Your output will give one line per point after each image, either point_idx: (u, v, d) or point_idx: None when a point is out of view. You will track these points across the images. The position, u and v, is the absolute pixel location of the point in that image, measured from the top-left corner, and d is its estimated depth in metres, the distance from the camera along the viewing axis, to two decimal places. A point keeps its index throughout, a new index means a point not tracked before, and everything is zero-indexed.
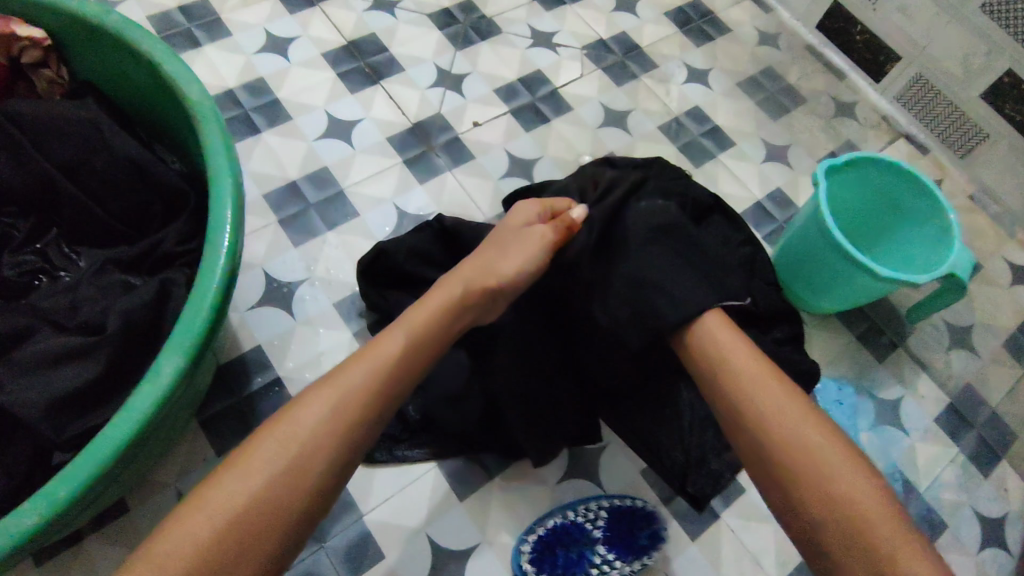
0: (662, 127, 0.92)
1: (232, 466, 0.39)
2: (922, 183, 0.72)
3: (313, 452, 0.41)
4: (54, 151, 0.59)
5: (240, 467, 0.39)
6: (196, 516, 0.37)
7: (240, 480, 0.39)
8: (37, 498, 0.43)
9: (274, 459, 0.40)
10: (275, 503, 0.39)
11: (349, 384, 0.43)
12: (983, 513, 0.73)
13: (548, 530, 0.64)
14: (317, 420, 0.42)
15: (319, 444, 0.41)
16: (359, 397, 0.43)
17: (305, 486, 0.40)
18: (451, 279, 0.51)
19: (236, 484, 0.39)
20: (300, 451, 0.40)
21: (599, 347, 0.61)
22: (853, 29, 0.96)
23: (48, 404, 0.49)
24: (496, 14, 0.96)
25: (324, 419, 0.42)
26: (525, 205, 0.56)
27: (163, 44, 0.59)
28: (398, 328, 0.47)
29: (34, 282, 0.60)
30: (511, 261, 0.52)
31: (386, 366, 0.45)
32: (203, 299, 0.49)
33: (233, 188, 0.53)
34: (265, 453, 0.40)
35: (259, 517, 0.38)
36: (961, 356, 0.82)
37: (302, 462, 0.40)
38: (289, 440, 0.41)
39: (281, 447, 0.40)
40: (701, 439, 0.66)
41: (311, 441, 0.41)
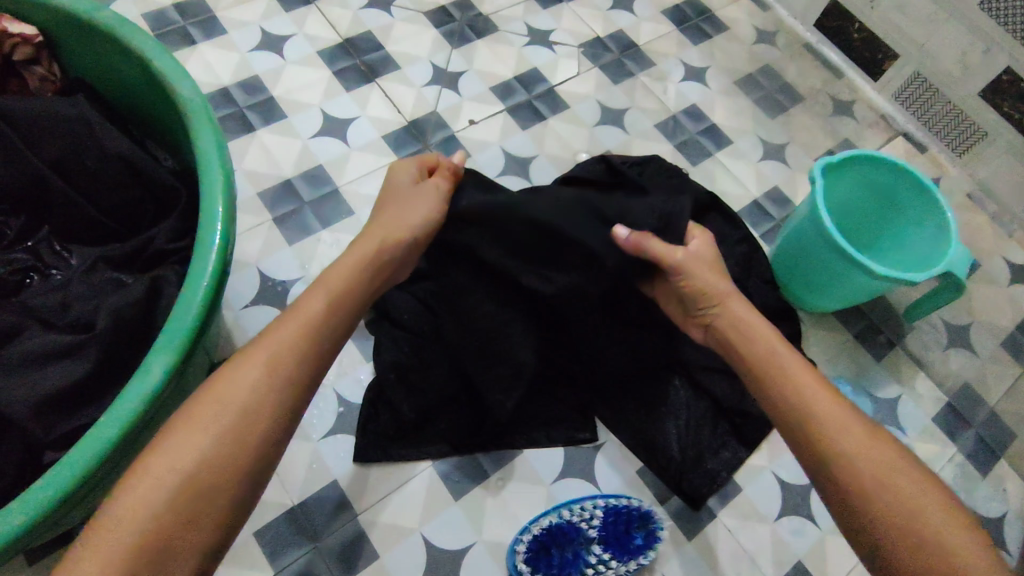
0: (660, 125, 0.91)
1: (174, 432, 0.39)
2: (919, 181, 0.72)
3: (259, 406, 0.41)
4: (44, 149, 0.59)
5: (183, 432, 0.39)
6: (145, 483, 0.37)
7: (184, 447, 0.39)
8: (24, 496, 0.42)
9: (216, 422, 0.40)
10: (226, 461, 0.39)
11: (279, 341, 0.44)
12: (982, 512, 0.73)
13: (543, 530, 0.63)
14: (253, 380, 0.42)
15: (260, 401, 0.41)
16: (294, 354, 0.44)
17: (256, 441, 0.41)
18: (364, 239, 0.51)
19: (181, 449, 0.39)
20: (242, 410, 0.41)
21: (583, 316, 0.60)
22: (851, 26, 0.96)
23: (38, 402, 0.49)
24: (492, 11, 0.96)
25: (259, 379, 0.42)
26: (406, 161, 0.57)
27: (153, 40, 0.58)
28: (317, 289, 0.47)
29: (25, 281, 0.59)
30: (413, 219, 0.53)
31: (313, 322, 0.45)
32: (194, 294, 0.48)
33: (224, 182, 0.52)
34: (205, 416, 0.40)
35: (211, 478, 0.39)
36: (960, 355, 0.82)
37: (243, 421, 0.41)
38: (226, 405, 0.41)
39: (219, 410, 0.40)
40: (685, 421, 0.68)
41: (253, 399, 0.41)
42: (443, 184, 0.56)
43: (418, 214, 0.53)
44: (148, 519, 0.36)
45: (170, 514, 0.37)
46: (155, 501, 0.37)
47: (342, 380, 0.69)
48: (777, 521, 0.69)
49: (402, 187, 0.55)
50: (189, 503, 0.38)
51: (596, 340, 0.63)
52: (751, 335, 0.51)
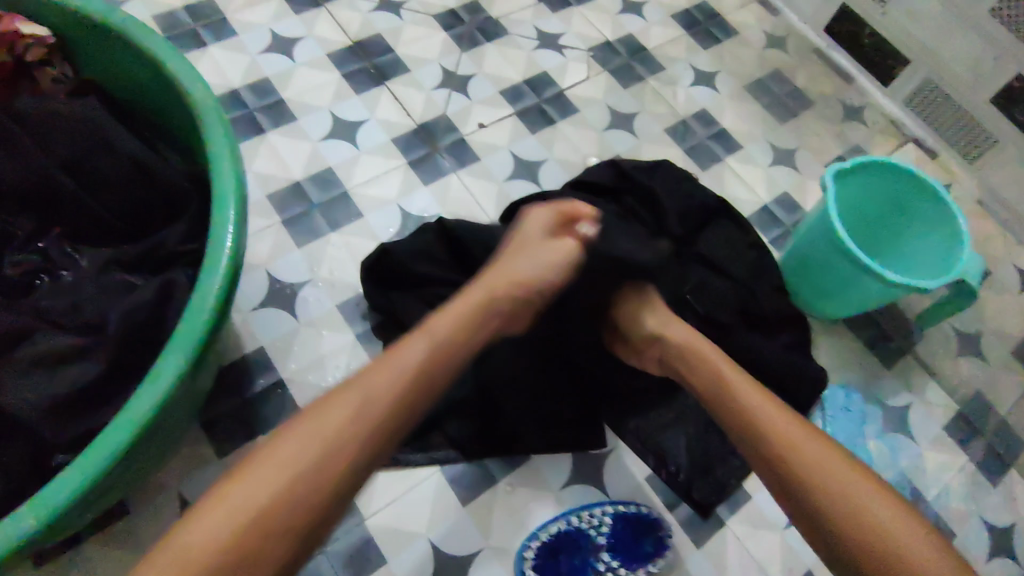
0: (669, 129, 0.91)
1: (266, 450, 0.41)
2: (931, 188, 0.72)
3: (336, 454, 0.41)
4: (55, 148, 0.59)
5: (274, 452, 0.40)
6: (221, 509, 0.38)
7: (262, 478, 0.39)
8: (35, 500, 0.42)
9: (304, 446, 0.41)
10: (297, 500, 0.39)
11: (373, 388, 0.44)
12: (991, 522, 0.73)
13: (552, 536, 0.63)
14: (346, 410, 0.42)
15: (348, 430, 0.42)
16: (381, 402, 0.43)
17: (327, 482, 0.40)
18: (475, 288, 0.53)
19: (269, 467, 0.40)
20: (324, 452, 0.41)
21: (575, 320, 0.63)
22: (862, 31, 0.95)
23: (49, 404, 0.49)
24: (502, 15, 0.96)
25: (345, 422, 0.42)
26: (534, 214, 0.59)
27: (167, 43, 0.59)
28: (419, 336, 0.47)
29: (35, 282, 0.60)
30: (523, 271, 0.54)
31: (413, 365, 0.46)
32: (205, 299, 0.48)
33: (235, 187, 0.52)
34: (296, 442, 0.41)
35: (285, 511, 0.39)
36: (971, 363, 0.81)
37: (322, 463, 0.41)
38: (311, 445, 0.41)
39: (303, 447, 0.41)
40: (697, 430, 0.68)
41: (336, 441, 0.41)
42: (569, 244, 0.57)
43: (528, 268, 0.55)
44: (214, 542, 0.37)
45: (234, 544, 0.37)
46: (233, 514, 0.38)
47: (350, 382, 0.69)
48: (786, 529, 0.68)
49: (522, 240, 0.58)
50: (261, 535, 0.38)
51: (599, 352, 0.67)
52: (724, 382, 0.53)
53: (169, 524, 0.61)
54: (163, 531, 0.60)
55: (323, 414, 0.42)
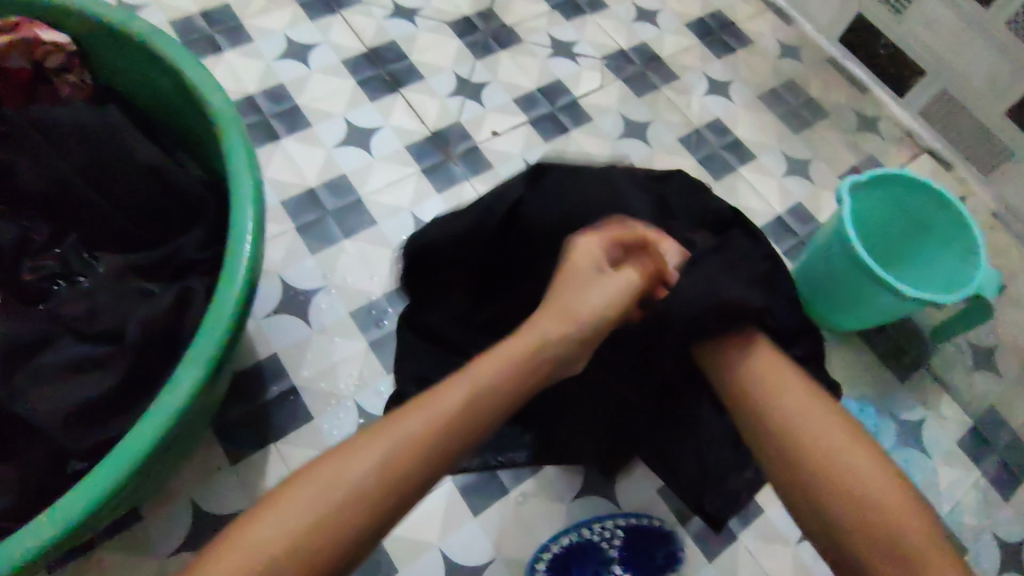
0: (682, 138, 0.91)
1: (267, 507, 0.34)
2: (947, 202, 0.71)
3: (357, 507, 0.34)
4: (74, 156, 0.59)
5: (276, 508, 0.34)
6: (227, 561, 0.32)
7: (275, 526, 0.33)
8: (54, 509, 0.42)
9: (311, 507, 0.34)
10: (311, 555, 0.33)
11: (407, 433, 0.36)
12: (1004, 539, 0.72)
13: (563, 548, 0.64)
14: (366, 465, 0.35)
15: (365, 489, 0.35)
16: (418, 448, 0.36)
17: (346, 540, 0.34)
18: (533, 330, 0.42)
19: (269, 529, 0.33)
20: (347, 501, 0.34)
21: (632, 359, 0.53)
22: (878, 42, 0.95)
23: (68, 413, 0.50)
24: (516, 22, 0.96)
25: (374, 469, 0.35)
26: (586, 241, 0.47)
27: (185, 50, 0.59)
28: (464, 376, 0.39)
29: (52, 287, 0.60)
30: (588, 312, 0.43)
31: (450, 415, 0.37)
32: (224, 308, 0.48)
33: (253, 193, 0.52)
34: (304, 497, 0.34)
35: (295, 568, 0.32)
36: (986, 378, 0.81)
37: (342, 516, 0.34)
38: (333, 491, 0.34)
39: (322, 496, 0.34)
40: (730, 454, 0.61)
41: (360, 488, 0.35)
42: (635, 278, 0.46)
43: (591, 305, 0.44)
44: None
45: None
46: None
47: (362, 389, 0.69)
48: (799, 544, 0.68)
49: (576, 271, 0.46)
50: None
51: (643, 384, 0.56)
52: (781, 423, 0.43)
53: (183, 531, 0.61)
54: (176, 537, 0.60)
55: (347, 461, 0.35)
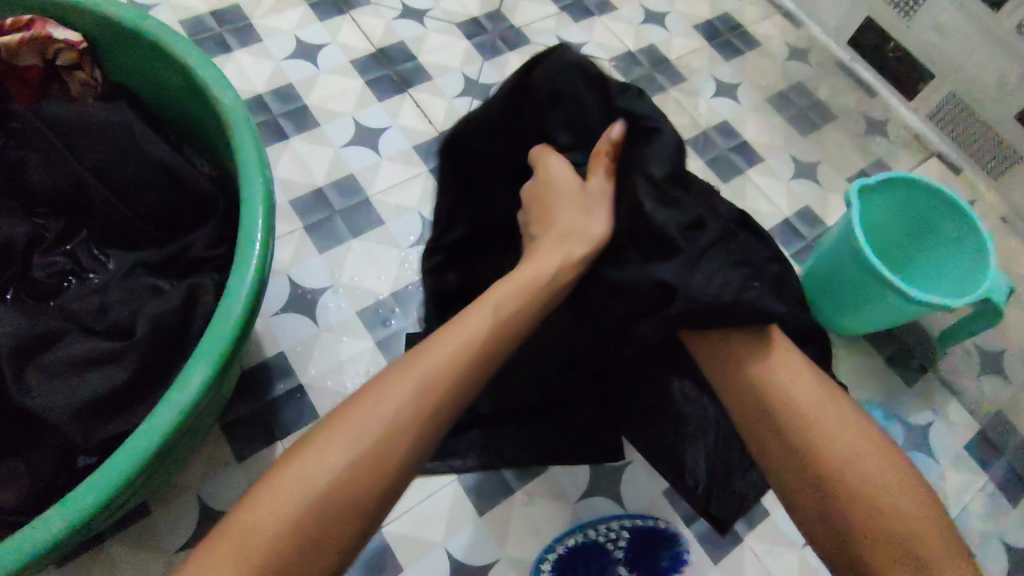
0: (690, 139, 0.91)
1: (311, 445, 0.35)
2: (956, 204, 0.71)
3: (394, 434, 0.36)
4: (86, 153, 0.59)
5: (319, 444, 0.35)
6: (273, 499, 0.34)
7: (317, 461, 0.35)
8: (64, 502, 0.42)
9: (353, 440, 0.35)
10: (360, 482, 0.35)
11: (432, 366, 0.38)
12: (1012, 544, 0.72)
13: (569, 548, 0.64)
14: (400, 400, 0.37)
15: (403, 421, 0.36)
16: (443, 377, 0.38)
17: (390, 465, 0.36)
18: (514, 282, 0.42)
19: (313, 462, 0.35)
20: (385, 432, 0.36)
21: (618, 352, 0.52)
22: (887, 45, 0.95)
23: (76, 408, 0.49)
24: (525, 23, 0.96)
25: (408, 401, 0.37)
26: (547, 155, 0.50)
27: (198, 50, 0.59)
28: (477, 309, 0.41)
29: (64, 283, 0.61)
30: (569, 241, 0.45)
31: (470, 346, 0.39)
32: (233, 306, 0.48)
33: (264, 193, 0.53)
34: (343, 432, 0.36)
35: (346, 492, 0.34)
36: (994, 382, 0.80)
37: (382, 445, 0.36)
38: (369, 424, 0.36)
39: (360, 428, 0.36)
40: (711, 438, 0.64)
41: (397, 417, 0.36)
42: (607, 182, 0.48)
43: (596, 226, 0.46)
44: (270, 531, 0.33)
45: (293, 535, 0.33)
46: (280, 514, 0.33)
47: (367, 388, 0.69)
48: (805, 547, 0.67)
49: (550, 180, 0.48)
50: (323, 518, 0.34)
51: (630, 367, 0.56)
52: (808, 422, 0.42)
53: (188, 529, 0.61)
54: (182, 534, 0.61)
55: (375, 395, 0.37)
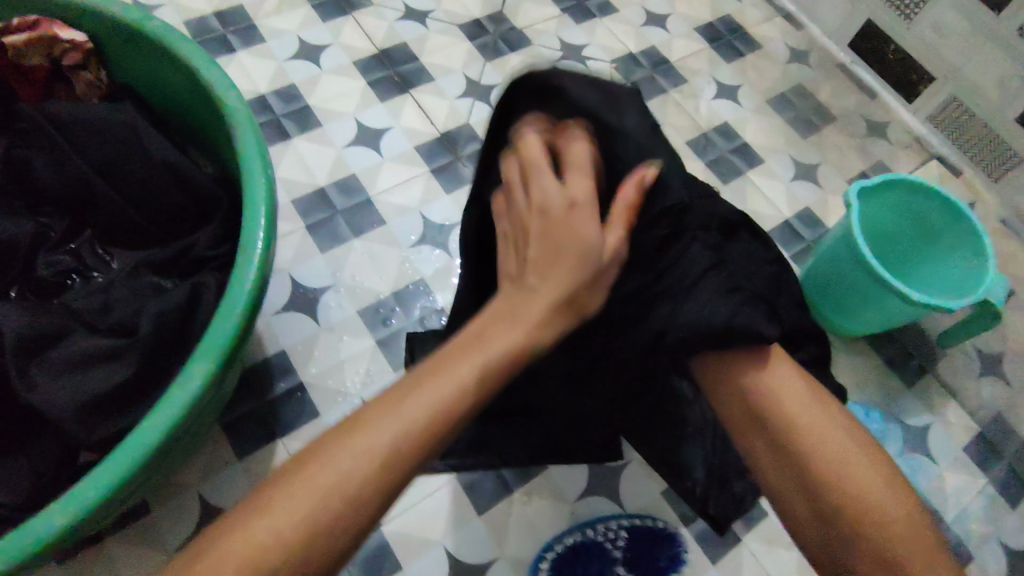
0: (691, 142, 0.91)
1: (261, 513, 0.30)
2: (954, 207, 0.71)
3: (358, 500, 0.31)
4: (91, 154, 0.60)
5: (275, 505, 0.31)
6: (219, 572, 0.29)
7: (265, 533, 0.30)
8: (66, 499, 0.43)
9: (312, 511, 0.30)
10: (320, 550, 0.31)
11: (405, 417, 0.32)
12: (1011, 546, 0.72)
13: (567, 547, 0.64)
14: (361, 468, 0.31)
15: (355, 500, 0.31)
16: (418, 427, 0.32)
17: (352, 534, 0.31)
18: (498, 323, 0.35)
19: (260, 542, 0.30)
20: (347, 499, 0.31)
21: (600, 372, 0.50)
22: (887, 48, 0.95)
23: (80, 406, 0.50)
24: (526, 25, 0.97)
25: (371, 466, 0.31)
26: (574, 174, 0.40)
27: (201, 51, 0.60)
28: (462, 352, 0.34)
29: (67, 281, 0.61)
30: (565, 283, 0.36)
31: (448, 400, 0.33)
32: (235, 304, 0.49)
33: (266, 193, 0.53)
34: (312, 496, 0.31)
35: (296, 564, 0.30)
36: (994, 384, 0.80)
37: (343, 515, 0.31)
38: (326, 491, 0.31)
39: (318, 495, 0.31)
40: (710, 445, 0.62)
41: (363, 479, 0.31)
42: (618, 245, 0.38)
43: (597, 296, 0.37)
44: None
45: None
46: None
47: (367, 387, 0.69)
48: None
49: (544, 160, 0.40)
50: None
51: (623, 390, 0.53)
52: (824, 442, 0.39)
53: (190, 525, 0.61)
54: (184, 531, 0.61)
55: (336, 457, 0.31)
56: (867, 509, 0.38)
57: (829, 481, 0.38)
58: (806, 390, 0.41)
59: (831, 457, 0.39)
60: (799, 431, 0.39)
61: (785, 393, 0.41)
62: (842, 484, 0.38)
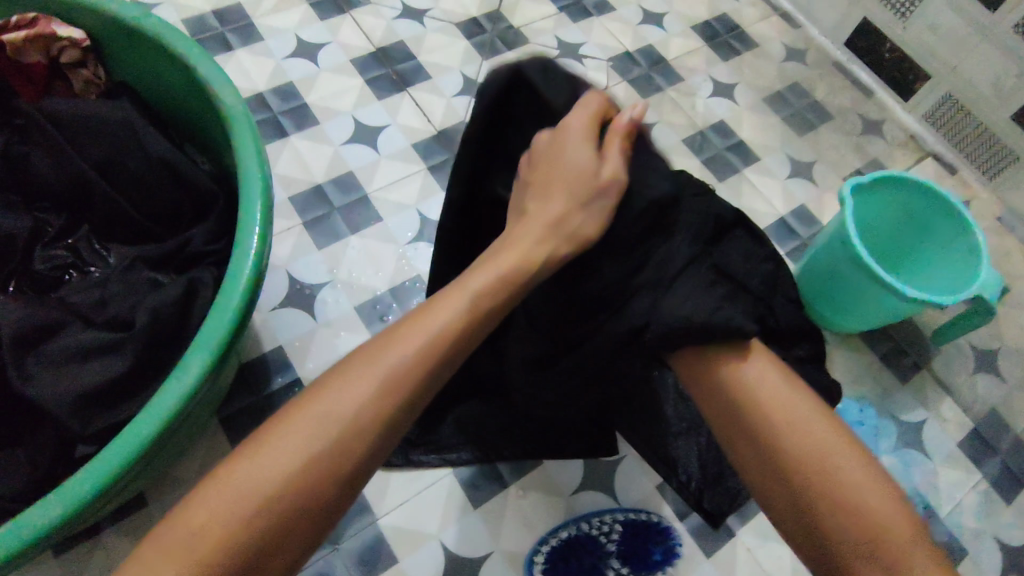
0: (687, 140, 0.92)
1: (262, 445, 0.35)
2: (948, 204, 0.72)
3: (355, 431, 0.36)
4: (89, 151, 0.61)
5: (275, 438, 0.35)
6: (228, 494, 0.33)
7: (269, 461, 0.34)
8: (62, 489, 0.43)
9: (311, 441, 0.35)
10: (319, 478, 0.35)
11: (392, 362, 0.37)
12: (1005, 541, 0.72)
13: (562, 541, 0.65)
14: (356, 401, 0.36)
15: (350, 433, 0.36)
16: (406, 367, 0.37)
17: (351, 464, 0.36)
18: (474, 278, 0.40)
19: (266, 467, 0.34)
20: (342, 433, 0.35)
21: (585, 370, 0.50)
22: (882, 47, 0.96)
23: (77, 398, 0.50)
24: (524, 24, 0.97)
25: (365, 398, 0.36)
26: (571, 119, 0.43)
27: (198, 48, 0.60)
28: (446, 298, 0.39)
29: (64, 276, 0.61)
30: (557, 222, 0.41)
31: (435, 340, 0.38)
32: (230, 299, 0.49)
33: (263, 190, 0.53)
34: (308, 426, 0.35)
35: (299, 490, 0.34)
36: (988, 381, 0.81)
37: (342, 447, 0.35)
38: (326, 423, 0.36)
39: (315, 429, 0.35)
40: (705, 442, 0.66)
41: (358, 416, 0.36)
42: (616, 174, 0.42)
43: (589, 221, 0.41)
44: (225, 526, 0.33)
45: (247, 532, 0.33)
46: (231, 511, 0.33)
47: None
48: None
49: (579, 128, 0.43)
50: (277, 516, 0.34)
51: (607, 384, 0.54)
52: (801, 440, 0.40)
53: None
54: None
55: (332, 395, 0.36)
56: (849, 508, 0.38)
57: (803, 471, 0.40)
58: (784, 382, 0.42)
59: (804, 452, 0.40)
60: (772, 421, 0.41)
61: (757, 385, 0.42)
62: (825, 482, 0.39)
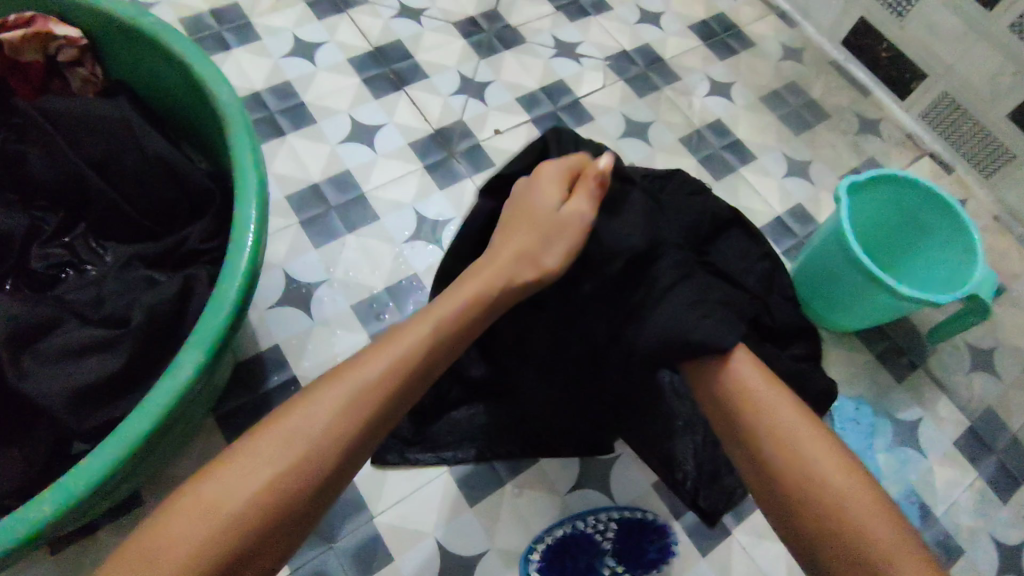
0: (684, 139, 0.92)
1: (233, 460, 0.36)
2: (943, 202, 0.72)
3: (322, 446, 0.37)
4: (85, 149, 0.60)
5: (245, 453, 0.36)
6: (195, 505, 0.34)
7: (238, 474, 0.35)
8: (56, 486, 0.43)
9: (279, 455, 0.36)
10: (286, 491, 0.36)
11: (364, 377, 0.38)
12: (1000, 539, 0.72)
13: (557, 539, 0.65)
14: (324, 419, 0.37)
15: (315, 450, 0.36)
16: (378, 383, 0.38)
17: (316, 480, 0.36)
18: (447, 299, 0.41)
19: (235, 479, 0.35)
20: (309, 449, 0.36)
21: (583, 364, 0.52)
22: (879, 46, 0.96)
23: (71, 396, 0.50)
24: (521, 23, 0.97)
25: (331, 416, 0.37)
26: (546, 165, 0.46)
27: (194, 46, 0.60)
28: (419, 320, 0.41)
29: (61, 274, 0.61)
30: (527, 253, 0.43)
31: (408, 360, 0.39)
32: (225, 298, 0.49)
33: (258, 190, 0.53)
34: (278, 440, 0.36)
35: (267, 502, 0.35)
36: (984, 380, 0.81)
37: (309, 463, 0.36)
38: (294, 441, 0.36)
39: (285, 444, 0.36)
40: (702, 439, 0.65)
41: (326, 431, 0.37)
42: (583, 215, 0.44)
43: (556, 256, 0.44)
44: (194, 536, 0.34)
45: (210, 545, 0.34)
46: (200, 522, 0.34)
47: None
48: None
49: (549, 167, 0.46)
50: (242, 526, 0.35)
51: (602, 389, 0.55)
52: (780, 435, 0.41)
53: None
54: None
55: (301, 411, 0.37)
56: (823, 497, 0.39)
57: (780, 465, 0.40)
58: (768, 383, 0.43)
59: (788, 455, 0.40)
60: (754, 418, 0.42)
61: (751, 386, 0.43)
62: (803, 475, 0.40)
